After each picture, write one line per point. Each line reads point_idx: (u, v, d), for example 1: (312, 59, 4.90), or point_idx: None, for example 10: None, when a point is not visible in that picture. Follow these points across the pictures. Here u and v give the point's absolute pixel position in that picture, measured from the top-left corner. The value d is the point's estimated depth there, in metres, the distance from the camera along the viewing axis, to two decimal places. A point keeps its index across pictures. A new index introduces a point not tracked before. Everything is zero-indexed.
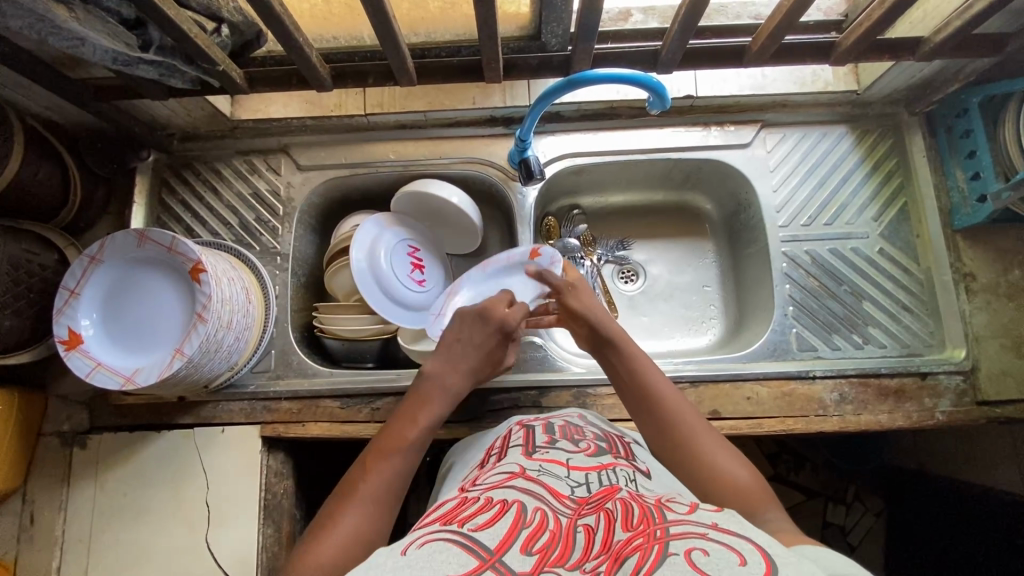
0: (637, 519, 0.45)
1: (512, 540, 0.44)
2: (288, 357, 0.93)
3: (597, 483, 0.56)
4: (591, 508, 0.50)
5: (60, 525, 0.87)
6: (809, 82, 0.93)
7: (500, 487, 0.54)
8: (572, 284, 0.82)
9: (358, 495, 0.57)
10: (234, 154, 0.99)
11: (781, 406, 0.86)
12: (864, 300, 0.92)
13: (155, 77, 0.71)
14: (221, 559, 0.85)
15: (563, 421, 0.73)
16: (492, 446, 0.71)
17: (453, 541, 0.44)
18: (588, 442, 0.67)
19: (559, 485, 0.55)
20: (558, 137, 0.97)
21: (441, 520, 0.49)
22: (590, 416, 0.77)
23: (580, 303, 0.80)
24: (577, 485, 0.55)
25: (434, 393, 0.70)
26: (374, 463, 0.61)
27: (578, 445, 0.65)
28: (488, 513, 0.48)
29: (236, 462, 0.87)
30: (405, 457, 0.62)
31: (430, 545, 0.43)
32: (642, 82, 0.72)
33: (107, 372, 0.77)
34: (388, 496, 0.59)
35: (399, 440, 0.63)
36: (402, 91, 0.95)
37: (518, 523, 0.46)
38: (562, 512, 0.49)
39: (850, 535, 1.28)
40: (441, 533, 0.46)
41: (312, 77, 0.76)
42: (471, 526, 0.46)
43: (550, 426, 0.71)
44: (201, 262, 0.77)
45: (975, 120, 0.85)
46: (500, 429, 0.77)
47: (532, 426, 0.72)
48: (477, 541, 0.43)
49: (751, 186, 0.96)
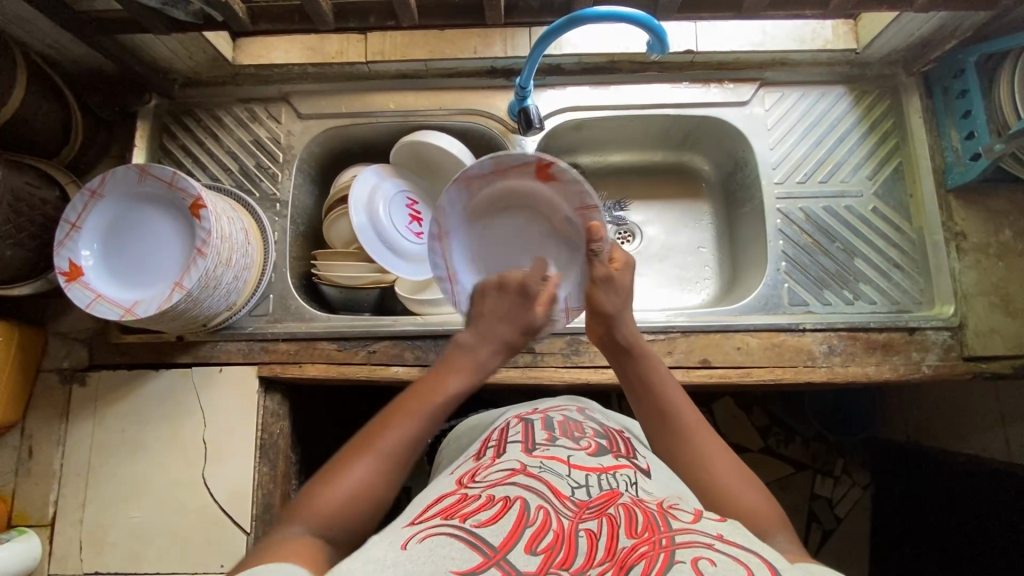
0: (642, 526, 0.47)
1: (516, 539, 0.45)
2: (286, 301, 0.94)
3: (597, 487, 0.55)
4: (592, 513, 0.49)
5: (59, 459, 0.88)
6: (809, 40, 0.94)
7: (502, 484, 0.53)
8: (613, 277, 0.73)
9: (372, 452, 0.58)
10: (234, 102, 1.00)
11: (770, 356, 0.87)
12: (857, 257, 0.93)
13: (159, 7, 0.72)
14: (217, 494, 0.86)
15: (562, 416, 0.72)
16: (489, 436, 0.69)
17: (456, 537, 0.45)
18: (589, 440, 0.65)
19: (560, 483, 0.54)
20: (559, 90, 0.97)
21: (443, 514, 0.50)
22: (589, 411, 0.77)
23: (616, 301, 0.73)
24: (577, 487, 0.55)
25: (462, 353, 0.68)
26: (392, 422, 0.60)
27: (579, 443, 0.64)
28: (490, 509, 0.49)
29: (234, 401, 0.89)
30: (425, 419, 0.61)
31: (433, 540, 0.45)
32: (643, 23, 0.72)
33: (107, 304, 0.78)
34: (402, 458, 0.59)
35: (428, 402, 0.62)
36: (403, 39, 0.95)
37: (521, 522, 0.47)
38: (563, 514, 0.49)
39: (837, 507, 1.30)
40: (443, 527, 0.47)
41: (315, 12, 0.76)
42: (474, 521, 0.47)
43: (549, 421, 0.69)
44: (201, 198, 0.78)
45: (972, 79, 0.86)
46: (497, 421, 0.76)
47: (531, 420, 0.70)
48: (481, 538, 0.45)
49: (749, 144, 0.97)
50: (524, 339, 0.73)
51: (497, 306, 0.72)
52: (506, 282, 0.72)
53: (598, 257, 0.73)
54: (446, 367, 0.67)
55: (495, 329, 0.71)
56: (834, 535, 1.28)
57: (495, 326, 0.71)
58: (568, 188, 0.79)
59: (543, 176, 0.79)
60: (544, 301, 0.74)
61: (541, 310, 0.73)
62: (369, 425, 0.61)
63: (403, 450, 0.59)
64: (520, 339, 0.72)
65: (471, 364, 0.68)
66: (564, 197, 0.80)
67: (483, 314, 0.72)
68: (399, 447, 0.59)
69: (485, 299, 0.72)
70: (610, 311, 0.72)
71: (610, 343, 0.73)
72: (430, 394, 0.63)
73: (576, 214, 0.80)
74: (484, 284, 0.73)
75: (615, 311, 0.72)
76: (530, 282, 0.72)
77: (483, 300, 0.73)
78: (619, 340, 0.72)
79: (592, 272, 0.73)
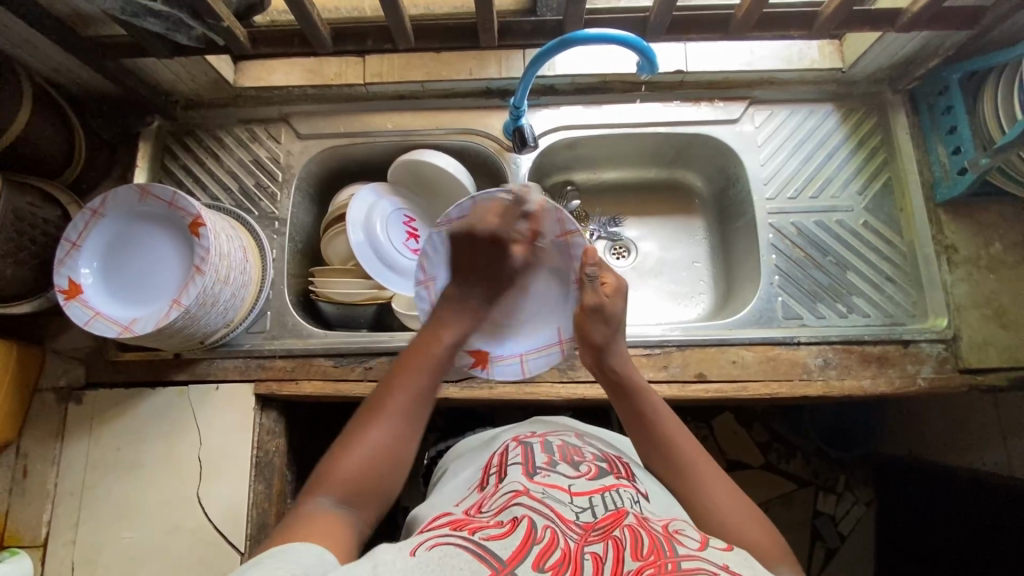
0: (647, 549, 0.47)
1: (523, 556, 0.45)
2: (284, 317, 0.95)
3: (602, 508, 0.55)
4: (597, 535, 0.49)
5: (53, 478, 0.88)
6: (795, 59, 0.96)
7: (508, 506, 0.53)
8: (604, 305, 0.72)
9: (387, 411, 0.60)
10: (235, 123, 1.02)
11: (766, 369, 0.88)
12: (849, 271, 0.94)
13: (162, 31, 0.74)
14: (211, 513, 0.86)
15: (560, 440, 0.71)
16: (489, 463, 0.68)
17: (464, 548, 0.46)
18: (589, 464, 0.65)
19: (564, 509, 0.54)
20: (552, 110, 0.99)
21: (451, 525, 0.51)
22: (588, 437, 0.76)
23: (604, 332, 0.72)
24: (581, 510, 0.54)
25: (458, 313, 0.72)
26: (400, 379, 0.62)
27: (579, 469, 0.63)
28: (499, 526, 0.49)
29: (230, 419, 0.89)
30: (431, 373, 0.64)
31: (441, 549, 0.46)
32: (633, 45, 0.75)
33: (105, 321, 0.78)
34: (414, 412, 0.61)
35: (431, 355, 0.66)
36: (401, 62, 0.98)
37: (529, 539, 0.47)
38: (569, 534, 0.49)
39: (840, 524, 1.28)
40: (450, 538, 0.48)
41: (314, 36, 0.79)
42: (481, 536, 0.48)
43: (548, 444, 0.69)
44: (201, 217, 0.79)
45: (955, 95, 0.88)
46: (495, 446, 0.74)
47: (530, 443, 0.69)
48: (489, 551, 0.45)
49: (739, 160, 0.99)
50: (508, 280, 0.77)
51: (477, 251, 0.74)
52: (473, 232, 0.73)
53: (591, 281, 0.73)
54: (443, 320, 0.70)
55: (474, 273, 0.75)
56: (837, 553, 1.26)
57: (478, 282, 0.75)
58: (552, 214, 0.74)
59: (525, 204, 0.75)
60: (522, 246, 0.76)
61: (522, 249, 0.77)
62: (376, 391, 0.63)
63: (414, 402, 0.61)
64: (507, 281, 0.77)
65: (466, 313, 0.72)
66: (547, 223, 0.75)
67: (466, 268, 0.75)
68: (409, 402, 0.61)
69: (459, 248, 0.74)
70: (598, 342, 0.72)
71: (603, 373, 0.72)
72: (428, 348, 0.66)
73: (559, 242, 0.77)
74: (461, 228, 0.73)
75: (606, 341, 0.72)
76: (499, 224, 0.73)
77: (468, 245, 0.74)
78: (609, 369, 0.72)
79: (582, 300, 0.73)
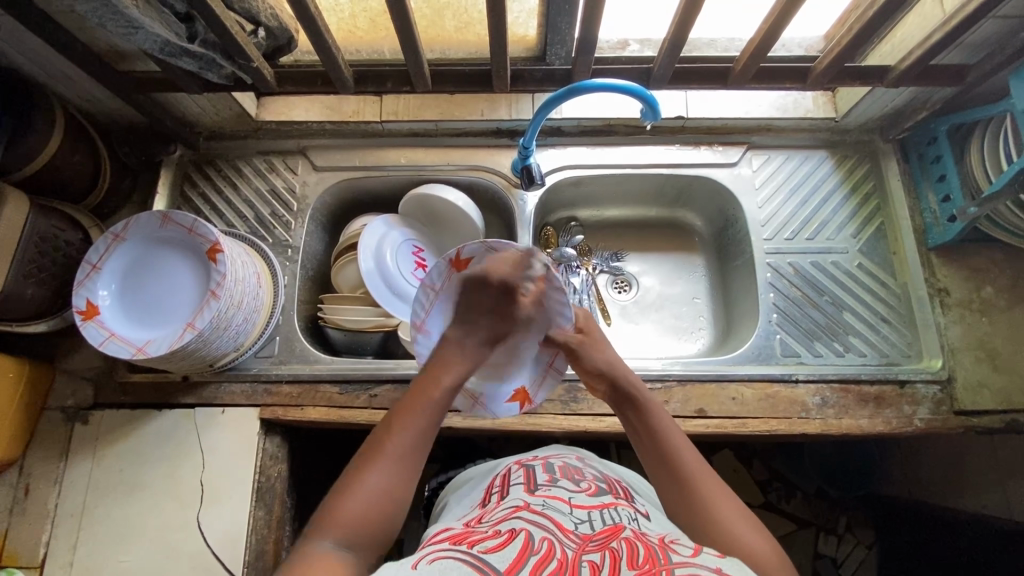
0: (643, 559, 0.46)
1: (521, 564, 0.44)
2: (292, 343, 0.96)
3: (601, 521, 0.55)
4: (596, 545, 0.49)
5: (54, 498, 0.88)
6: (791, 108, 1.02)
7: (507, 519, 0.54)
8: (585, 340, 0.73)
9: (388, 451, 0.55)
10: (254, 153, 1.06)
11: (765, 407, 0.89)
12: (845, 311, 0.96)
13: (195, 70, 0.78)
14: (211, 538, 0.85)
15: (562, 461, 0.72)
16: (492, 485, 0.70)
17: (464, 561, 0.44)
18: (589, 482, 0.66)
19: (564, 519, 0.54)
20: (559, 150, 1.04)
21: (451, 541, 0.50)
22: (589, 459, 0.77)
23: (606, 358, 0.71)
24: (580, 522, 0.55)
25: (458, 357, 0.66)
26: (401, 420, 0.58)
27: (579, 484, 0.65)
28: (497, 538, 0.49)
29: (234, 442, 0.89)
30: (429, 415, 0.59)
31: (441, 563, 0.44)
32: (637, 94, 0.79)
33: (120, 343, 0.80)
34: (416, 453, 0.57)
35: (428, 398, 0.61)
36: (416, 102, 1.03)
37: (526, 550, 0.46)
38: (567, 545, 0.49)
39: (842, 567, 1.25)
40: (451, 552, 0.47)
41: (337, 77, 0.84)
42: (480, 549, 0.47)
43: (549, 466, 0.70)
44: (219, 242, 0.82)
45: (944, 146, 0.92)
46: (498, 470, 0.76)
47: (532, 465, 0.71)
48: (487, 563, 0.44)
49: (737, 202, 1.03)
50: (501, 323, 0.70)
51: (481, 298, 0.70)
52: (474, 276, 0.69)
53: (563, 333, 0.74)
54: (439, 360, 0.65)
55: (473, 320, 0.69)
56: None
57: (480, 329, 0.69)
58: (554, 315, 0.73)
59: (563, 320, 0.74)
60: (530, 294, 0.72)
61: (526, 299, 0.72)
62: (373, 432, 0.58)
63: (418, 440, 0.58)
64: (507, 332, 0.71)
65: (460, 355, 0.66)
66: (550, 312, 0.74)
67: (464, 311, 0.69)
68: (412, 438, 0.57)
69: (463, 295, 0.70)
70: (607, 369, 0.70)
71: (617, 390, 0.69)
72: (429, 388, 0.61)
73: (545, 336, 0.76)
74: (474, 273, 0.69)
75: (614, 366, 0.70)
76: (513, 277, 0.70)
77: (472, 292, 0.70)
78: (621, 387, 0.68)
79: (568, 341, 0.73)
